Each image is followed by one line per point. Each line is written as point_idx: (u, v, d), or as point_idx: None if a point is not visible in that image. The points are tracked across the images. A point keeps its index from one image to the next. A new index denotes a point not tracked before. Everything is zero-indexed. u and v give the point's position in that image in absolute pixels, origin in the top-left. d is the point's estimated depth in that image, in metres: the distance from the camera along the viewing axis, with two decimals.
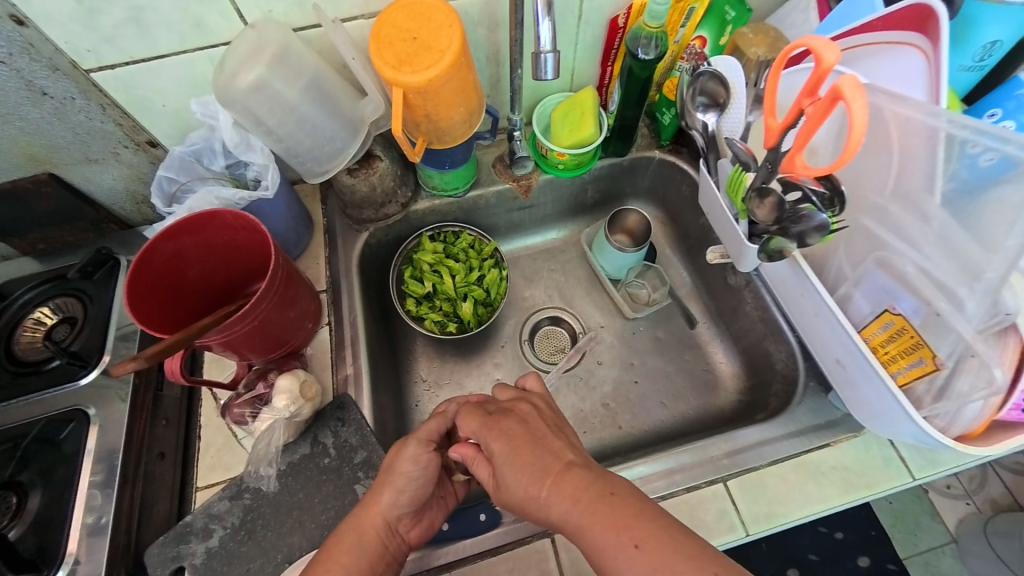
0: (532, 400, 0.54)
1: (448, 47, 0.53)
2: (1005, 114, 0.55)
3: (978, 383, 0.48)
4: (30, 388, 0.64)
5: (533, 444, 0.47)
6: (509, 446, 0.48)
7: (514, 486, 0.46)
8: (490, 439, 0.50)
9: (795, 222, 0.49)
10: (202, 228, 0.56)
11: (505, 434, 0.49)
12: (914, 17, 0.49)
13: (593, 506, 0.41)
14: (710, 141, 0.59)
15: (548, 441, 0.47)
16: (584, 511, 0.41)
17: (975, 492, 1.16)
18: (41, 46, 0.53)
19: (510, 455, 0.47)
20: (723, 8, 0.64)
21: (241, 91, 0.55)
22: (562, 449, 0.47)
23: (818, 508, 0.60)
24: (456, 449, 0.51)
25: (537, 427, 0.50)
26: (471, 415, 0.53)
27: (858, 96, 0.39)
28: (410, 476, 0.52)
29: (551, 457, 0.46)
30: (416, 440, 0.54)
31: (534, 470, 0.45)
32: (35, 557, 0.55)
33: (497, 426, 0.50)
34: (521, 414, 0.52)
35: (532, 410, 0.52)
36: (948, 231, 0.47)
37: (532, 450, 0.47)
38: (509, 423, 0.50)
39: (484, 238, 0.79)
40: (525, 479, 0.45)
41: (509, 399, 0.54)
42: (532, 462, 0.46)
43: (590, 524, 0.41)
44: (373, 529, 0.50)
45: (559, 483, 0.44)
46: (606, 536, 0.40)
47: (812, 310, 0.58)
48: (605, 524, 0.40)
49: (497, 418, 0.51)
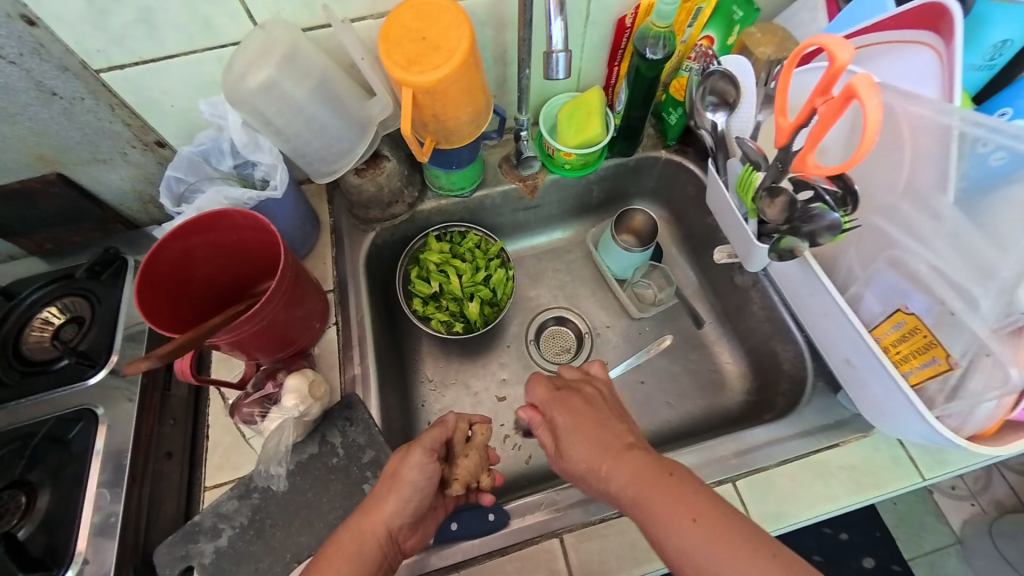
0: (595, 383, 0.58)
1: (457, 47, 0.53)
2: (1015, 113, 0.55)
3: (992, 382, 0.48)
4: (39, 388, 0.64)
5: (597, 423, 0.51)
6: (574, 420, 0.52)
7: (577, 455, 0.50)
8: (558, 413, 0.54)
9: (806, 222, 0.50)
10: (211, 227, 0.56)
11: (570, 409, 0.54)
12: (924, 16, 0.49)
13: (652, 481, 0.44)
14: (718, 141, 0.59)
15: (611, 423, 0.51)
16: (641, 485, 0.44)
17: (980, 492, 1.15)
18: (50, 47, 0.53)
19: (574, 429, 0.51)
20: (730, 8, 0.65)
21: (250, 91, 0.55)
22: (624, 432, 0.50)
23: (827, 508, 0.60)
24: (523, 412, 0.57)
25: (600, 409, 0.54)
26: (538, 384, 0.59)
27: (871, 94, 0.39)
28: (415, 483, 0.51)
29: (614, 437, 0.49)
30: (421, 448, 0.53)
31: (597, 444, 0.49)
32: (44, 556, 0.55)
33: (565, 400, 0.55)
34: (588, 394, 0.56)
35: (598, 393, 0.57)
36: (959, 229, 0.47)
37: (597, 428, 0.51)
38: (574, 400, 0.55)
39: (490, 238, 0.79)
40: (588, 452, 0.49)
41: (575, 378, 0.59)
42: (597, 436, 0.50)
43: (647, 499, 0.43)
44: (374, 537, 0.49)
45: (620, 458, 0.47)
46: (663, 509, 0.42)
47: (822, 309, 0.58)
48: (661, 497, 0.42)
49: (565, 394, 0.56)
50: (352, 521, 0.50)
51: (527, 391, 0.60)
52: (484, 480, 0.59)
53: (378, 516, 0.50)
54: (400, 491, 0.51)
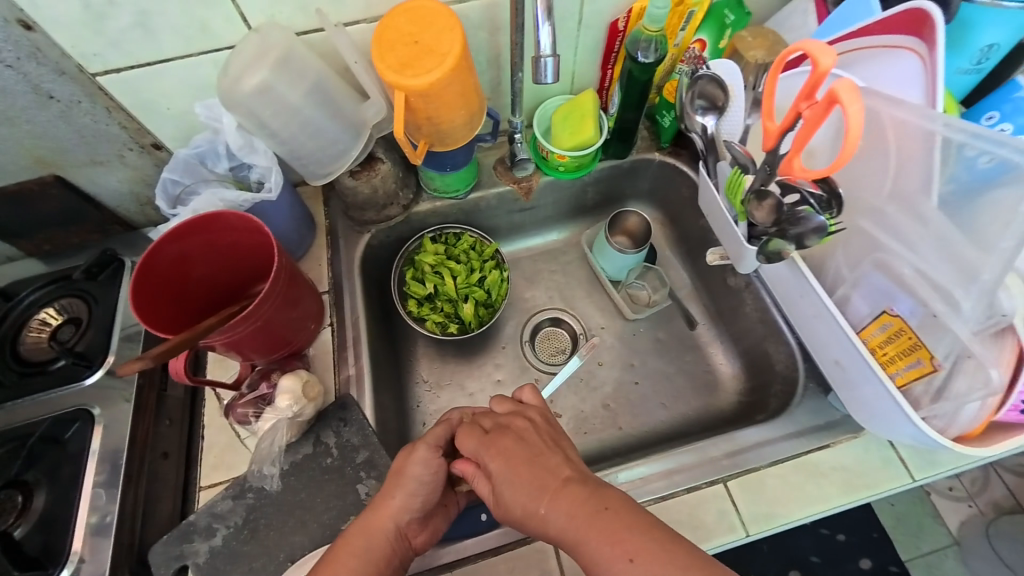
0: (528, 415, 0.56)
1: (449, 51, 0.54)
2: (1002, 117, 0.55)
3: (975, 384, 0.48)
4: (36, 388, 0.65)
5: (528, 461, 0.49)
6: (506, 462, 0.49)
7: (513, 501, 0.47)
8: (489, 458, 0.51)
9: (794, 224, 0.50)
10: (208, 229, 0.57)
11: (502, 451, 0.51)
12: (912, 21, 0.49)
13: (589, 522, 0.42)
14: (709, 144, 0.60)
15: (543, 458, 0.49)
16: (580, 526, 0.42)
17: (978, 494, 1.15)
18: (48, 51, 0.53)
19: (508, 473, 0.48)
20: (722, 11, 0.65)
21: (244, 95, 0.55)
22: (559, 464, 0.48)
23: (819, 508, 0.60)
24: (456, 464, 0.53)
25: (533, 443, 0.51)
26: (466, 434, 0.55)
27: (854, 99, 0.40)
28: (420, 477, 0.52)
29: (548, 474, 0.47)
30: (425, 444, 0.54)
31: (532, 485, 0.47)
32: (40, 555, 0.56)
33: (495, 442, 0.52)
34: (518, 429, 0.53)
35: (530, 426, 0.54)
36: (943, 232, 0.47)
37: (529, 466, 0.48)
38: (506, 441, 0.52)
39: (485, 239, 0.80)
40: (524, 496, 0.47)
41: (507, 415, 0.56)
42: (530, 476, 0.47)
43: (586, 541, 0.42)
44: (382, 532, 0.50)
45: (557, 499, 0.45)
46: (601, 551, 0.41)
47: (810, 311, 0.58)
48: (600, 539, 0.41)
49: (494, 436, 0.53)
50: (360, 517, 0.51)
51: (456, 442, 0.56)
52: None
53: (386, 511, 0.51)
54: (405, 487, 0.52)
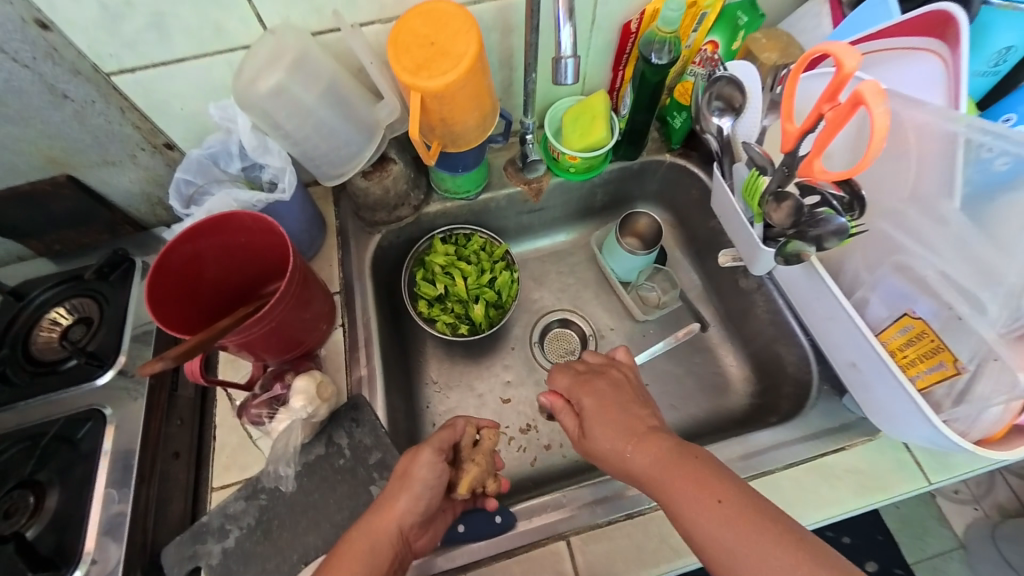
0: (621, 368, 0.60)
1: (464, 53, 0.54)
2: (1020, 119, 0.55)
3: (1000, 387, 0.47)
4: (47, 388, 0.65)
5: (619, 407, 0.53)
6: (600, 405, 0.54)
7: (599, 436, 0.52)
8: (581, 395, 0.56)
9: (812, 226, 0.50)
10: (222, 229, 0.57)
11: (595, 392, 0.56)
12: (931, 23, 0.50)
13: (677, 464, 0.45)
14: (724, 145, 0.60)
15: (634, 407, 0.53)
16: (664, 467, 0.46)
17: (983, 497, 1.15)
18: (63, 50, 0.53)
19: (601, 411, 0.53)
20: (735, 13, 0.65)
21: (259, 96, 0.55)
22: (647, 417, 0.52)
23: (833, 511, 0.60)
24: (546, 398, 0.59)
25: (627, 392, 0.56)
26: (562, 373, 0.61)
27: (879, 101, 0.39)
28: (424, 480, 0.52)
29: (637, 420, 0.51)
30: (430, 447, 0.54)
31: (621, 427, 0.51)
32: (53, 556, 0.56)
33: (588, 383, 0.57)
34: (612, 377, 0.58)
35: (623, 377, 0.58)
36: (966, 235, 0.48)
37: (620, 411, 0.52)
38: (598, 384, 0.57)
39: (495, 241, 0.80)
40: (610, 433, 0.51)
41: (599, 363, 0.61)
42: (621, 419, 0.51)
43: (668, 480, 0.45)
44: (386, 535, 0.50)
45: (643, 441, 0.48)
46: (686, 491, 0.43)
47: (828, 314, 0.58)
48: (685, 480, 0.44)
49: (587, 378, 0.58)
50: (365, 517, 0.51)
51: (550, 379, 0.62)
52: (489, 486, 0.59)
53: (390, 512, 0.51)
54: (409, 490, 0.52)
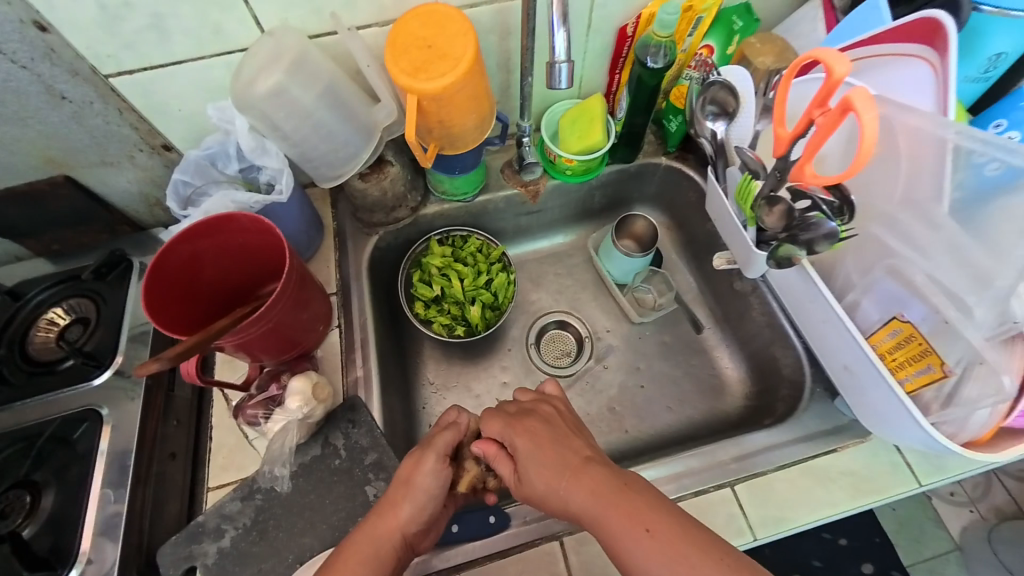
0: (553, 403, 0.59)
1: (463, 55, 0.54)
2: (1010, 125, 0.55)
3: (986, 390, 0.48)
4: (45, 388, 0.65)
5: (554, 441, 0.52)
6: (532, 442, 0.52)
7: (535, 478, 0.50)
8: (513, 436, 0.54)
9: (805, 230, 0.50)
10: (219, 231, 0.57)
11: (527, 431, 0.54)
12: (922, 30, 0.50)
13: (610, 497, 0.44)
14: (718, 149, 0.60)
15: (568, 439, 0.52)
16: (600, 501, 0.44)
17: (980, 499, 1.15)
18: (62, 52, 0.54)
19: (533, 451, 0.51)
20: (731, 17, 0.66)
21: (258, 97, 0.56)
22: (581, 447, 0.51)
23: (826, 513, 0.60)
24: (477, 445, 0.56)
25: (557, 427, 0.54)
26: (493, 417, 0.58)
27: (868, 107, 0.40)
28: (427, 484, 0.53)
29: (572, 454, 0.50)
30: (433, 452, 0.55)
31: (556, 465, 0.49)
32: (49, 555, 0.56)
33: (520, 423, 0.55)
34: (543, 413, 0.57)
35: (553, 412, 0.57)
36: (956, 240, 0.48)
37: (553, 446, 0.51)
38: (530, 422, 0.55)
39: (492, 242, 0.80)
40: (546, 472, 0.49)
41: (530, 401, 0.60)
42: (554, 456, 0.50)
43: (604, 514, 0.44)
44: (391, 540, 0.50)
45: (579, 475, 0.47)
46: (620, 524, 0.42)
47: (820, 316, 0.58)
48: (619, 513, 0.43)
49: (519, 417, 0.56)
50: (368, 522, 0.51)
51: (482, 425, 0.59)
52: (492, 485, 0.59)
53: (395, 517, 0.51)
54: (411, 495, 0.52)
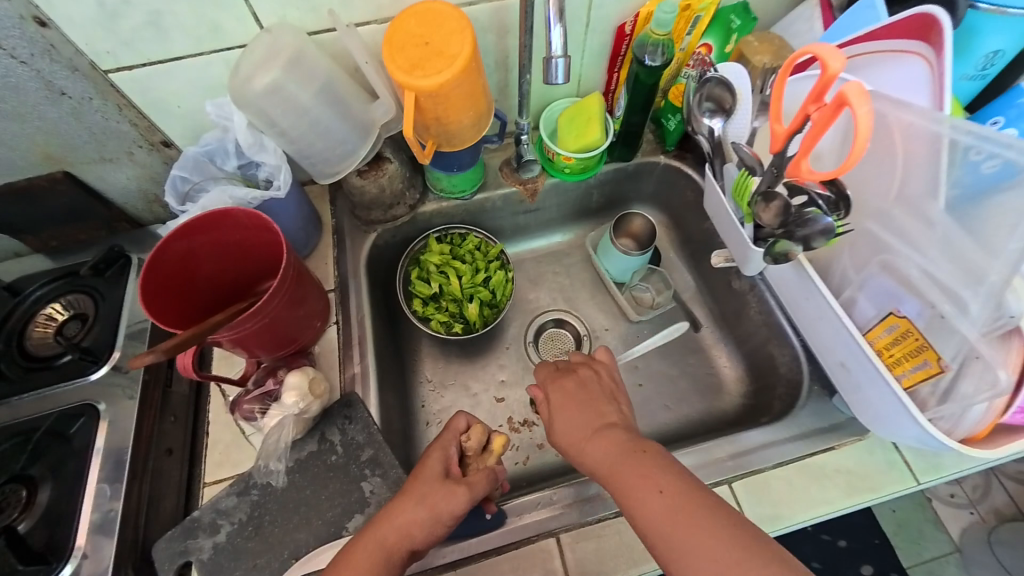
0: (595, 367, 0.61)
1: (459, 52, 0.54)
2: (1007, 122, 0.56)
3: (981, 385, 0.49)
4: (41, 383, 0.65)
5: (582, 404, 0.55)
6: (565, 398, 0.57)
7: (561, 431, 0.54)
8: (549, 391, 0.59)
9: (801, 226, 0.50)
10: (215, 226, 0.57)
11: (563, 387, 0.58)
12: (917, 26, 0.50)
13: (625, 457, 0.47)
14: (715, 147, 0.60)
15: (597, 403, 0.55)
16: (615, 460, 0.47)
17: (980, 501, 1.15)
18: (61, 48, 0.54)
19: (563, 406, 0.56)
20: (728, 17, 0.66)
21: (256, 94, 0.56)
22: (609, 412, 0.54)
23: (823, 510, 0.60)
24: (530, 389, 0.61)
25: (592, 390, 0.57)
26: (543, 368, 0.64)
27: (863, 102, 0.40)
28: (454, 514, 0.51)
29: (597, 416, 0.53)
30: (468, 490, 0.53)
31: (580, 421, 0.53)
32: (44, 550, 0.56)
33: (558, 379, 0.59)
34: (581, 376, 0.59)
35: (592, 374, 0.59)
36: (950, 236, 0.48)
37: (582, 407, 0.55)
38: (567, 381, 0.58)
39: (490, 240, 0.80)
40: (571, 427, 0.53)
41: (576, 361, 0.62)
42: (579, 415, 0.54)
43: (617, 471, 0.47)
44: (399, 553, 0.49)
45: (598, 435, 0.51)
46: (631, 483, 0.45)
47: (816, 314, 0.59)
48: (633, 472, 0.46)
49: (560, 375, 0.60)
50: (376, 526, 0.50)
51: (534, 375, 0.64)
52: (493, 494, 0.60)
53: (405, 531, 0.50)
54: (429, 520, 0.51)
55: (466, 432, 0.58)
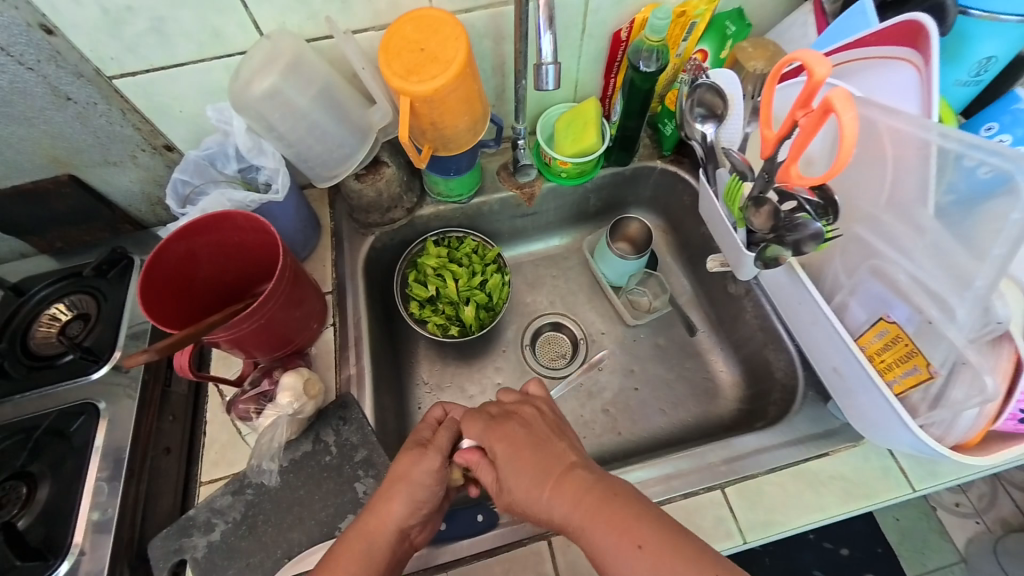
0: (535, 403, 0.58)
1: (453, 58, 0.55)
2: (1001, 128, 0.56)
3: (972, 392, 0.48)
4: (44, 381, 0.66)
5: (532, 447, 0.50)
6: (509, 448, 0.51)
7: (516, 483, 0.49)
8: (491, 441, 0.53)
9: (791, 231, 0.50)
10: (214, 229, 0.58)
11: (507, 436, 0.52)
12: (907, 33, 0.50)
13: (594, 508, 0.43)
14: (708, 151, 0.60)
15: (548, 444, 0.50)
16: (585, 514, 0.43)
17: (986, 510, 1.13)
18: (67, 54, 0.55)
19: (512, 459, 0.50)
20: (723, 23, 0.67)
21: (255, 98, 0.57)
22: (565, 451, 0.50)
23: (816, 516, 0.60)
24: (461, 454, 0.55)
25: (539, 431, 0.53)
26: (474, 419, 0.56)
27: (848, 108, 0.40)
28: (428, 475, 0.53)
29: (553, 458, 0.48)
30: (436, 451, 0.54)
31: (536, 470, 0.48)
32: (42, 546, 0.57)
33: (498, 428, 0.54)
34: (523, 417, 0.55)
35: (535, 413, 0.55)
36: (940, 241, 0.47)
37: (535, 451, 0.49)
38: (508, 426, 0.53)
39: (487, 243, 0.80)
40: (526, 483, 0.48)
41: (513, 402, 0.58)
42: (533, 463, 0.49)
43: (590, 527, 0.42)
44: (384, 537, 0.50)
45: (561, 484, 0.46)
46: (608, 540, 0.41)
47: (809, 318, 0.59)
48: (608, 528, 0.41)
49: (499, 421, 0.55)
50: (362, 517, 0.51)
51: (462, 427, 0.57)
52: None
53: (387, 514, 0.51)
54: (408, 491, 0.52)
55: (444, 418, 0.59)
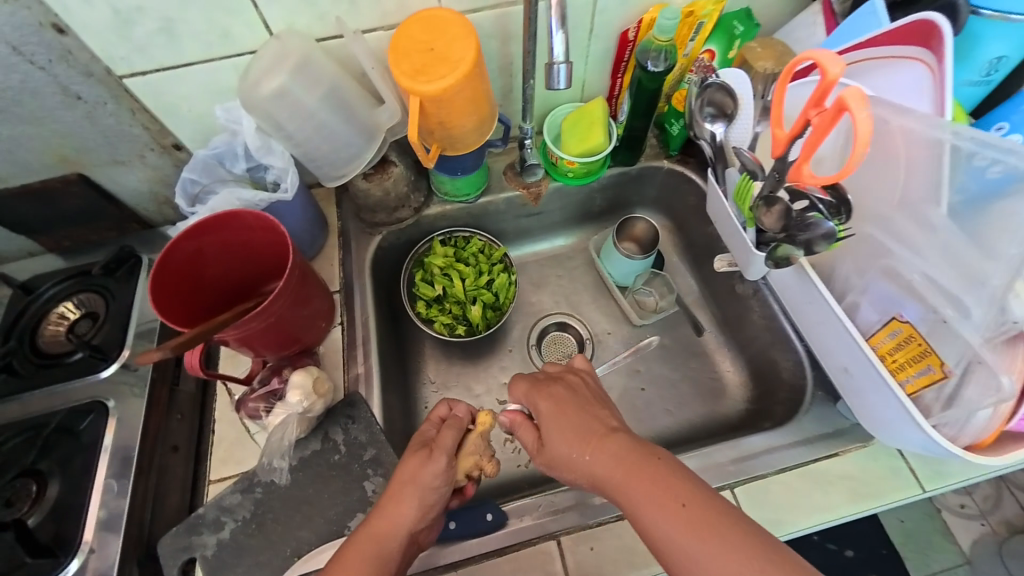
0: (579, 373, 0.58)
1: (462, 58, 0.55)
2: (1012, 127, 0.56)
3: (986, 391, 0.48)
4: (52, 379, 0.66)
5: (576, 410, 0.52)
6: (556, 407, 0.53)
7: (558, 442, 0.51)
8: (537, 401, 0.55)
9: (802, 230, 0.51)
10: (222, 227, 0.58)
11: (552, 397, 0.54)
12: (918, 33, 0.50)
13: (637, 466, 0.44)
14: (717, 151, 0.60)
15: (592, 409, 0.52)
16: (627, 470, 0.44)
17: (990, 512, 1.12)
18: (77, 53, 0.56)
19: (556, 415, 0.52)
20: (732, 23, 0.67)
21: (264, 98, 0.57)
22: (607, 417, 0.51)
23: (826, 517, 0.59)
24: (506, 415, 0.58)
25: (584, 396, 0.54)
26: (520, 381, 0.59)
27: (862, 107, 0.40)
28: (436, 478, 0.52)
29: (596, 422, 0.50)
30: (443, 453, 0.53)
31: (578, 430, 0.50)
32: (52, 544, 0.57)
33: (544, 389, 0.56)
34: (568, 382, 0.56)
35: (580, 381, 0.57)
36: (954, 241, 0.47)
37: (578, 413, 0.51)
38: (554, 388, 0.55)
39: (494, 243, 0.80)
40: (569, 437, 0.50)
41: (558, 369, 0.59)
42: (577, 423, 0.50)
43: (630, 482, 0.44)
44: (394, 541, 0.49)
45: (604, 445, 0.47)
46: (647, 495, 0.42)
47: (820, 318, 0.58)
48: (650, 483, 0.43)
49: (544, 383, 0.57)
50: (371, 519, 0.50)
51: (509, 391, 0.60)
52: (486, 467, 0.58)
53: (398, 518, 0.50)
54: (418, 493, 0.52)
55: (448, 416, 0.59)
